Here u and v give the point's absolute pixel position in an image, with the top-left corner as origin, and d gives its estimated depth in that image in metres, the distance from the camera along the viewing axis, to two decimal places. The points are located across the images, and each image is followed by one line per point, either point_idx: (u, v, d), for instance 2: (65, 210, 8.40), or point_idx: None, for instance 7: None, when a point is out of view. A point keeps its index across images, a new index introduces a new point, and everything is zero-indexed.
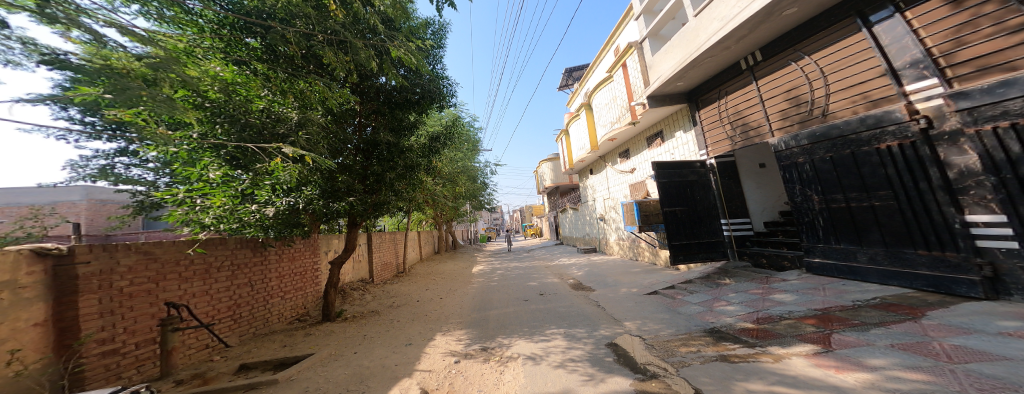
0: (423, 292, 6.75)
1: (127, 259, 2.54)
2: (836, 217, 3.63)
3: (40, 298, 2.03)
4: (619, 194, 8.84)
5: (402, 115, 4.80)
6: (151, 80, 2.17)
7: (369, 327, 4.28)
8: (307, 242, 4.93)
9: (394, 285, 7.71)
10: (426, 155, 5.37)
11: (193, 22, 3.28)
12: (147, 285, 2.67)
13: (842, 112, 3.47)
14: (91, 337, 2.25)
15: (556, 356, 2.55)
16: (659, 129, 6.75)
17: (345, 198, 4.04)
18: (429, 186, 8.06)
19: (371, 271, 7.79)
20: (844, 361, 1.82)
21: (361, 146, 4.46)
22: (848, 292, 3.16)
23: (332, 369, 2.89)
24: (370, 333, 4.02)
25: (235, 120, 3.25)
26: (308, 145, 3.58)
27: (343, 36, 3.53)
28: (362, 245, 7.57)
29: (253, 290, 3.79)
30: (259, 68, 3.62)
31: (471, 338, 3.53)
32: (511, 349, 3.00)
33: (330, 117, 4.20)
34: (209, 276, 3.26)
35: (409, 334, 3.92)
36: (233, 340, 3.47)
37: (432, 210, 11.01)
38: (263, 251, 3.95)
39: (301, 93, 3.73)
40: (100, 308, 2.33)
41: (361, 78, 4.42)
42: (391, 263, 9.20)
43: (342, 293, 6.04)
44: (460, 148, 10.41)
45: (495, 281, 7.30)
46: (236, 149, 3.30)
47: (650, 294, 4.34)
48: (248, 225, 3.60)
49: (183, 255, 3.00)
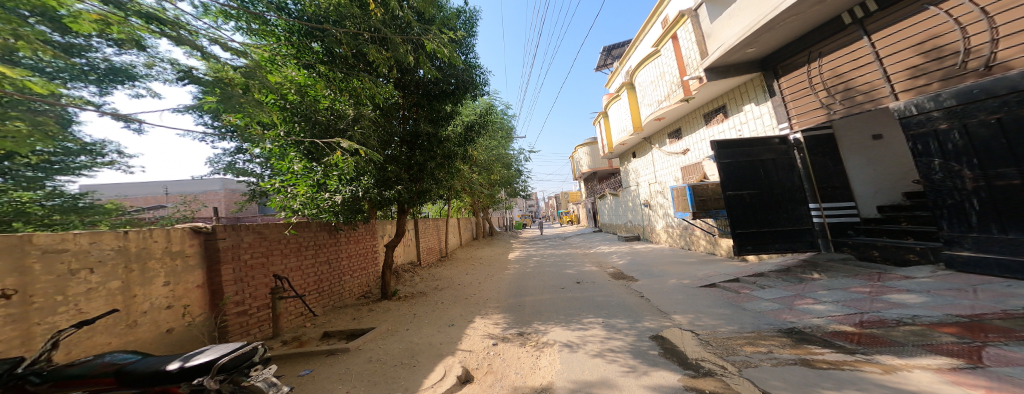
0: (464, 276, 7.02)
1: (248, 237, 2.96)
2: (1003, 199, 2.77)
3: (197, 265, 2.56)
4: (668, 177, 8.38)
5: (439, 106, 4.89)
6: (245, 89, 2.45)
7: (419, 306, 4.57)
8: (368, 227, 5.37)
9: (438, 269, 8.13)
10: (463, 144, 5.44)
11: (271, 32, 3.70)
12: (261, 259, 3.11)
13: (1011, 63, 2.59)
14: (229, 299, 2.72)
15: (594, 345, 2.52)
16: (721, 104, 6.20)
17: (394, 186, 4.28)
18: (466, 174, 8.28)
19: (419, 254, 8.28)
20: (997, 379, 1.51)
21: (406, 138, 4.63)
22: (1013, 297, 2.44)
23: (389, 342, 3.14)
24: (419, 312, 4.28)
25: (306, 118, 3.59)
26: (363, 139, 3.87)
27: (384, 32, 3.64)
28: (411, 230, 8.06)
29: (331, 267, 4.24)
30: (317, 66, 3.88)
31: (508, 322, 3.61)
32: (548, 336, 3.01)
33: (379, 112, 4.38)
34: (301, 253, 3.71)
35: (452, 315, 4.11)
36: (319, 310, 3.92)
37: (470, 197, 11.36)
38: (336, 234, 4.36)
39: (355, 89, 3.95)
40: (234, 276, 2.80)
41: (402, 72, 4.58)
42: (435, 247, 9.69)
43: (395, 274, 6.55)
44: (495, 136, 10.42)
45: (530, 268, 7.38)
46: (311, 144, 3.68)
47: (708, 288, 4.08)
48: (324, 211, 3.95)
49: (282, 235, 3.41)
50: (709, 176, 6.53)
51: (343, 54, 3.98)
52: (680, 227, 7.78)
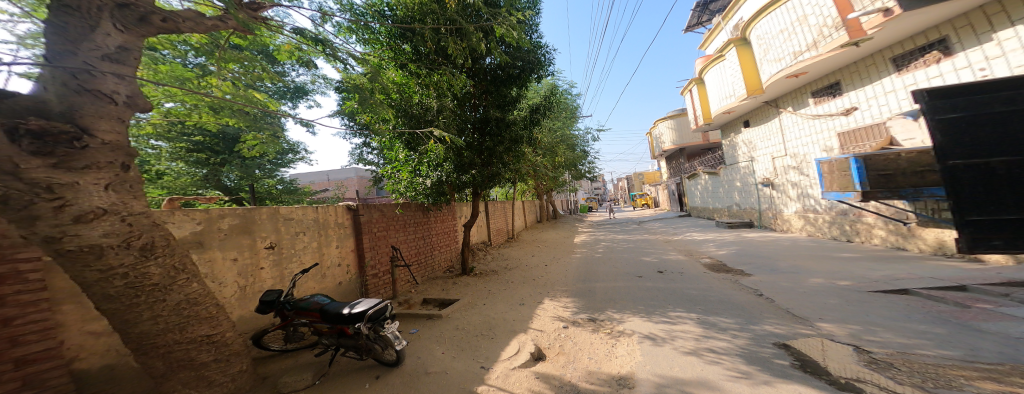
0: (530, 257, 7.21)
1: (375, 217, 4.17)
2: None
3: (350, 234, 3.76)
4: (816, 146, 6.65)
5: (507, 91, 4.92)
6: (370, 86, 3.53)
7: (492, 283, 4.90)
8: (449, 210, 6.44)
9: (506, 249, 8.52)
10: (529, 127, 5.38)
11: (379, 41, 4.56)
12: (382, 233, 4.29)
13: None
14: (368, 263, 3.93)
15: (685, 342, 2.30)
16: (927, 39, 4.41)
17: (469, 171, 4.60)
18: (530, 157, 8.31)
19: (490, 235, 8.74)
20: None
21: (477, 124, 4.78)
22: None
23: (471, 314, 3.42)
24: (493, 288, 4.54)
25: (404, 113, 4.40)
26: (446, 128, 4.37)
27: (459, 25, 3.85)
28: (483, 212, 8.51)
29: (425, 242, 5.38)
30: (408, 67, 4.56)
31: (579, 307, 3.54)
32: (624, 325, 2.86)
33: (456, 101, 4.72)
34: (406, 230, 4.86)
35: (522, 294, 4.24)
36: (418, 278, 5.03)
37: (534, 180, 11.51)
38: (427, 213, 5.41)
39: (438, 84, 4.47)
40: (369, 245, 3.99)
41: (472, 62, 4.71)
42: (504, 229, 10.13)
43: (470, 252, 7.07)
44: (558, 117, 10.16)
45: (600, 252, 7.14)
46: (409, 134, 4.52)
47: (830, 289, 3.52)
48: (421, 191, 4.93)
49: (395, 214, 4.58)
50: (900, 140, 4.86)
51: (427, 50, 4.51)
52: (835, 212, 6.46)
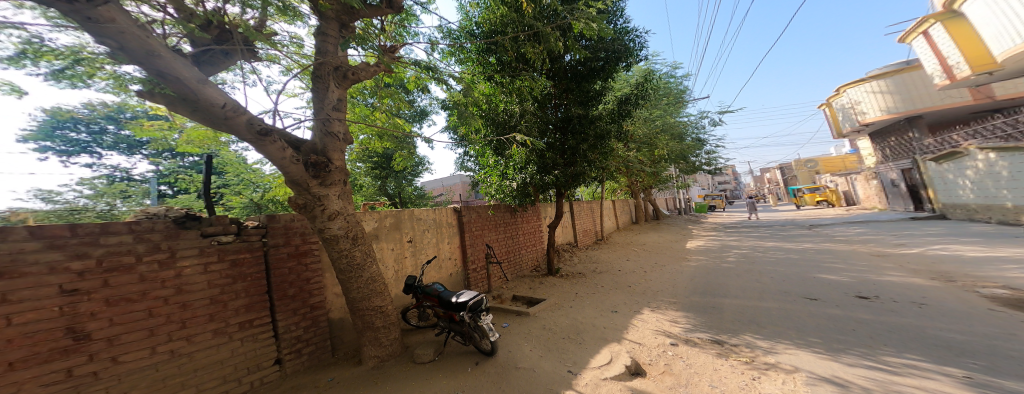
0: (624, 262, 6.98)
1: (472, 218, 5.75)
2: None
3: (455, 233, 5.40)
4: None
5: (587, 87, 5.63)
6: (466, 101, 4.93)
7: (580, 286, 5.19)
8: (534, 212, 7.82)
9: (595, 252, 8.08)
10: (615, 119, 5.78)
11: (469, 57, 5.69)
12: (478, 232, 5.87)
13: None
14: (473, 257, 5.61)
15: (860, 385, 1.94)
16: None
17: (552, 172, 5.43)
18: (622, 152, 8.01)
19: (577, 235, 8.56)
20: None
21: (559, 124, 5.65)
22: None
23: (557, 315, 4.01)
24: (582, 293, 4.94)
25: (493, 120, 5.55)
26: (528, 131, 5.29)
27: (537, 28, 4.56)
28: (567, 212, 8.36)
29: (513, 240, 6.86)
30: (494, 77, 5.57)
31: (699, 326, 3.30)
32: (776, 356, 2.44)
33: (537, 103, 5.58)
34: (498, 229, 6.36)
35: (615, 301, 4.40)
36: (511, 274, 6.56)
37: (630, 175, 10.81)
38: (513, 214, 6.91)
39: (518, 89, 5.30)
40: (472, 243, 5.64)
41: (553, 63, 5.58)
42: (591, 230, 10.02)
43: (556, 252, 7.21)
44: (656, 104, 9.12)
45: (722, 264, 6.01)
46: (495, 139, 5.68)
47: (980, 315, 2.93)
48: (507, 195, 6.25)
49: (484, 215, 6.04)
50: None
51: (508, 59, 5.44)
52: None
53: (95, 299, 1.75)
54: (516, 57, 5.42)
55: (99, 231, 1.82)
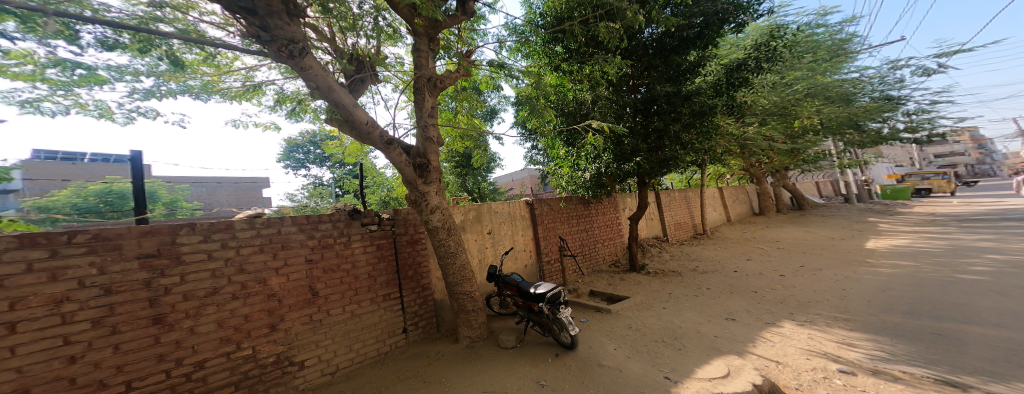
0: (741, 261, 8.13)
1: (544, 209, 7.91)
2: None
3: (525, 225, 7.48)
4: None
5: (675, 62, 7.04)
6: (535, 90, 6.85)
7: (673, 286, 6.89)
8: (609, 204, 9.96)
9: (694, 248, 9.67)
10: (718, 93, 6.97)
11: (535, 49, 7.87)
12: (550, 225, 7.96)
13: None
14: (547, 249, 7.74)
15: None
16: None
17: (631, 156, 7.22)
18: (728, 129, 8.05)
19: (664, 229, 10.19)
20: None
21: (641, 105, 7.22)
22: None
23: (643, 313, 5.50)
24: (675, 292, 6.51)
25: (563, 110, 7.59)
26: (601, 115, 6.95)
27: (609, 11, 6.19)
28: (653, 204, 10.01)
29: (582, 234, 8.73)
30: (563, 67, 7.77)
31: (869, 355, 3.53)
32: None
33: (612, 85, 7.40)
34: (568, 221, 8.43)
35: (731, 308, 5.37)
36: (585, 268, 8.60)
37: (751, 147, 11.53)
38: (587, 204, 8.96)
39: (592, 77, 7.39)
40: (545, 236, 7.74)
41: (636, 36, 7.18)
42: (686, 223, 10.98)
43: (644, 248, 9.23)
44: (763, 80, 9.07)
45: (805, 267, 7.38)
46: (567, 128, 7.71)
47: None
48: (580, 187, 8.65)
49: (556, 206, 8.22)
50: None
51: (579, 44, 7.39)
52: None
53: (318, 272, 3.81)
54: (587, 45, 7.37)
55: (324, 232, 3.92)
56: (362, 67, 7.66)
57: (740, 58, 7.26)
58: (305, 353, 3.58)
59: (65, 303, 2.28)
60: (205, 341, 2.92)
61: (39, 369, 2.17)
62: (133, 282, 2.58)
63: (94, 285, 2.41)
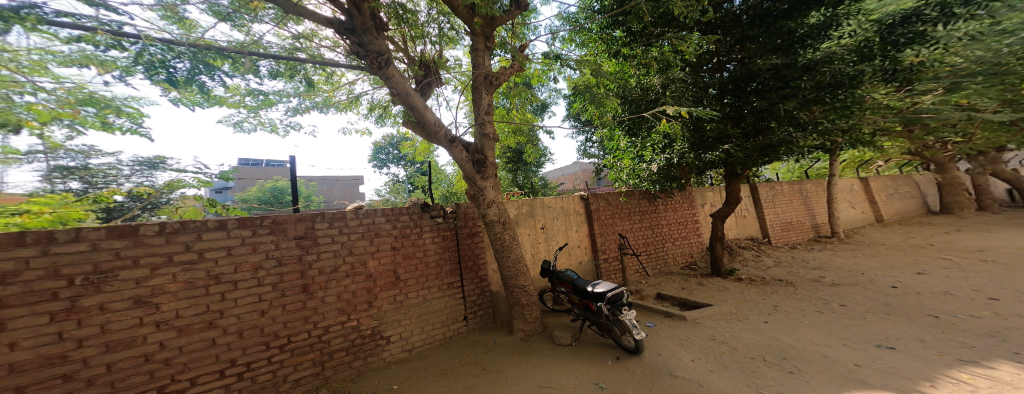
0: (870, 274, 6.55)
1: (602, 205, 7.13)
2: None
3: (583, 221, 6.98)
4: None
5: (779, 29, 5.79)
6: (593, 79, 6.32)
7: (769, 297, 5.86)
8: (684, 198, 8.78)
9: (805, 253, 8.13)
10: (851, 64, 5.50)
11: (594, 38, 7.55)
12: (610, 220, 7.19)
13: None
14: (607, 246, 7.08)
15: None
16: None
17: (716, 146, 6.21)
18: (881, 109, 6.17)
19: (766, 229, 8.75)
20: None
21: (729, 87, 6.30)
22: None
23: (730, 325, 4.75)
24: (774, 305, 5.46)
25: (626, 99, 6.91)
26: (674, 99, 6.14)
27: None
28: (747, 199, 8.72)
29: (650, 231, 7.83)
30: (623, 52, 7.13)
31: None
32: None
33: (689, 68, 6.60)
34: (632, 217, 7.56)
35: (861, 332, 4.26)
36: (651, 269, 7.75)
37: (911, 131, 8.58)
38: (654, 200, 7.97)
39: (660, 58, 6.45)
40: (609, 233, 7.12)
41: (717, 7, 6.32)
42: (795, 222, 9.30)
43: (731, 250, 8.01)
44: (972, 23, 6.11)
45: (987, 287, 5.48)
46: (632, 119, 7.06)
47: None
48: (645, 181, 7.64)
49: (619, 202, 7.42)
50: None
51: (644, 26, 6.68)
52: None
53: (398, 259, 4.17)
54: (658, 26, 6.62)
55: (404, 222, 4.28)
56: (429, 70, 5.71)
57: (907, 10, 5.80)
58: (390, 329, 3.99)
59: (261, 270, 3.15)
60: (327, 310, 3.59)
61: (243, 318, 3.03)
62: (292, 258, 3.35)
63: (273, 258, 3.23)
